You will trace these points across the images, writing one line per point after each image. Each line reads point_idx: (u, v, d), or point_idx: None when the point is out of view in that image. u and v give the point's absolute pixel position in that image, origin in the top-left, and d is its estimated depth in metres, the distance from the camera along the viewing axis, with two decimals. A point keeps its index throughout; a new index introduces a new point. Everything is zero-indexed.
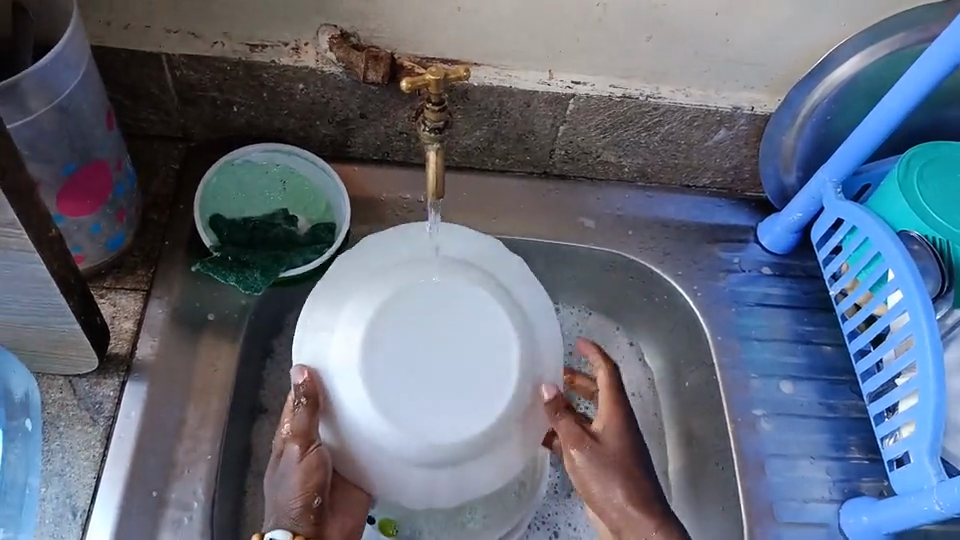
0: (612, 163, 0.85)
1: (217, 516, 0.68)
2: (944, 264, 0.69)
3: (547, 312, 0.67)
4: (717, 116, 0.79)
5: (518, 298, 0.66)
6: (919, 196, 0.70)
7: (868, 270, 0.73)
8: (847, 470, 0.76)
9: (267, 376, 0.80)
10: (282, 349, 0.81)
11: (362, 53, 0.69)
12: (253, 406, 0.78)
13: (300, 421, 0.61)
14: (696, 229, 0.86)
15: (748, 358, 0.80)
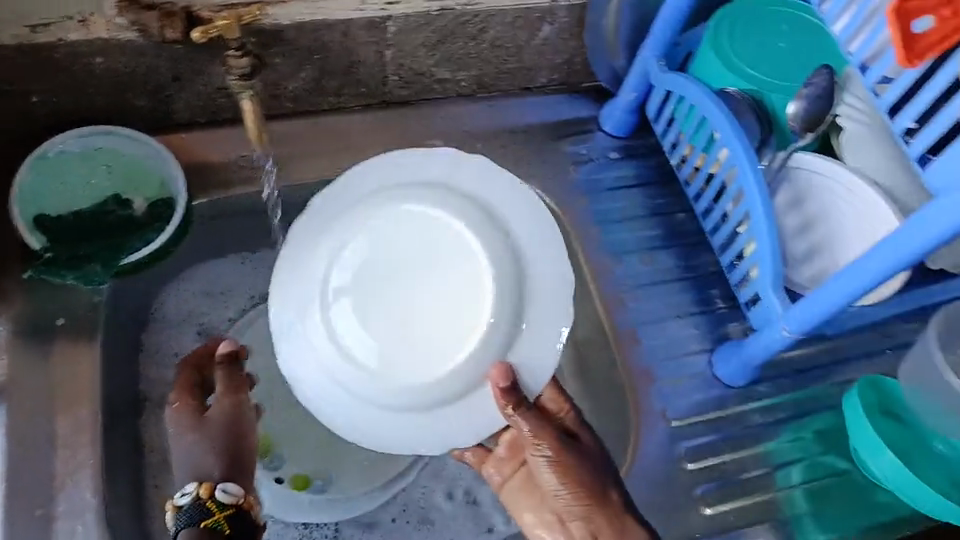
0: (448, 79, 0.84)
1: (115, 513, 0.67)
2: (762, 115, 0.73)
3: (557, 288, 0.62)
4: (537, 14, 0.79)
5: (528, 270, 0.63)
6: (731, 54, 0.73)
7: (701, 134, 0.76)
8: (713, 321, 0.82)
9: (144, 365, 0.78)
10: (152, 334, 0.79)
11: (153, 13, 0.65)
12: (134, 398, 0.75)
13: (226, 376, 0.65)
14: (540, 128, 0.88)
15: (609, 239, 0.84)
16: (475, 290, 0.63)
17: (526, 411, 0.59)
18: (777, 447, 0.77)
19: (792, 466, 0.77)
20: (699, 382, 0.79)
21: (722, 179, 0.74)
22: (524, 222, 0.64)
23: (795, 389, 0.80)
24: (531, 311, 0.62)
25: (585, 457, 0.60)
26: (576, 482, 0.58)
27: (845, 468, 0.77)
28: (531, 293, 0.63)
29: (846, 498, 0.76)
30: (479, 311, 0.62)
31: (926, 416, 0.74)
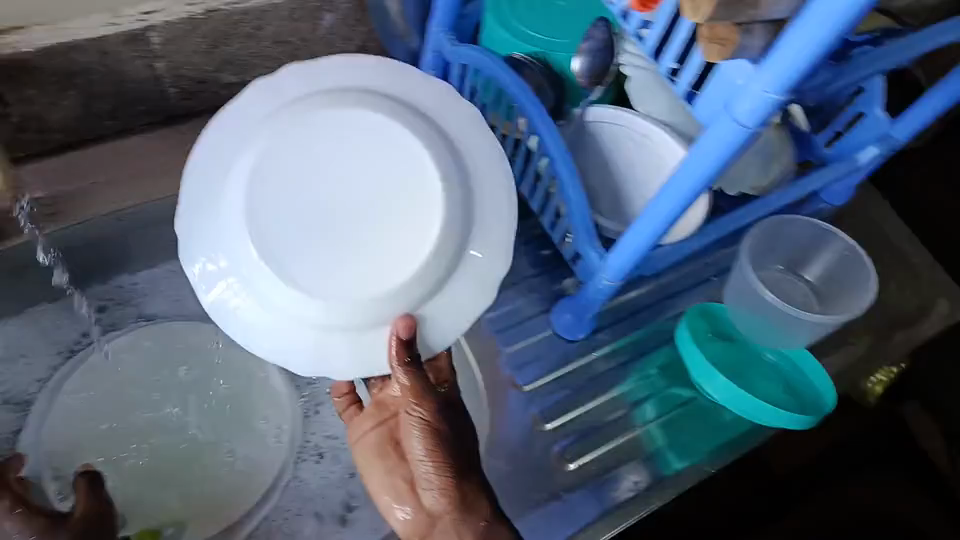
0: (235, 83, 0.80)
1: None
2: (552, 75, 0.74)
3: (501, 217, 0.59)
4: (314, 3, 0.76)
5: (475, 198, 0.59)
6: (515, 23, 0.75)
7: (501, 103, 0.77)
8: (548, 280, 0.85)
9: None
10: None
11: None
12: None
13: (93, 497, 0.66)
14: None
15: None
16: (418, 216, 0.57)
17: (416, 369, 0.57)
18: (629, 386, 0.82)
19: (643, 403, 0.81)
20: (543, 343, 0.82)
21: (526, 143, 0.75)
22: (473, 145, 0.60)
23: (631, 330, 0.84)
24: (475, 246, 0.59)
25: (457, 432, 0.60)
26: (438, 451, 0.57)
27: (691, 395, 0.82)
28: (477, 227, 0.59)
29: (695, 423, 0.80)
30: (425, 230, 0.56)
31: (750, 332, 0.79)
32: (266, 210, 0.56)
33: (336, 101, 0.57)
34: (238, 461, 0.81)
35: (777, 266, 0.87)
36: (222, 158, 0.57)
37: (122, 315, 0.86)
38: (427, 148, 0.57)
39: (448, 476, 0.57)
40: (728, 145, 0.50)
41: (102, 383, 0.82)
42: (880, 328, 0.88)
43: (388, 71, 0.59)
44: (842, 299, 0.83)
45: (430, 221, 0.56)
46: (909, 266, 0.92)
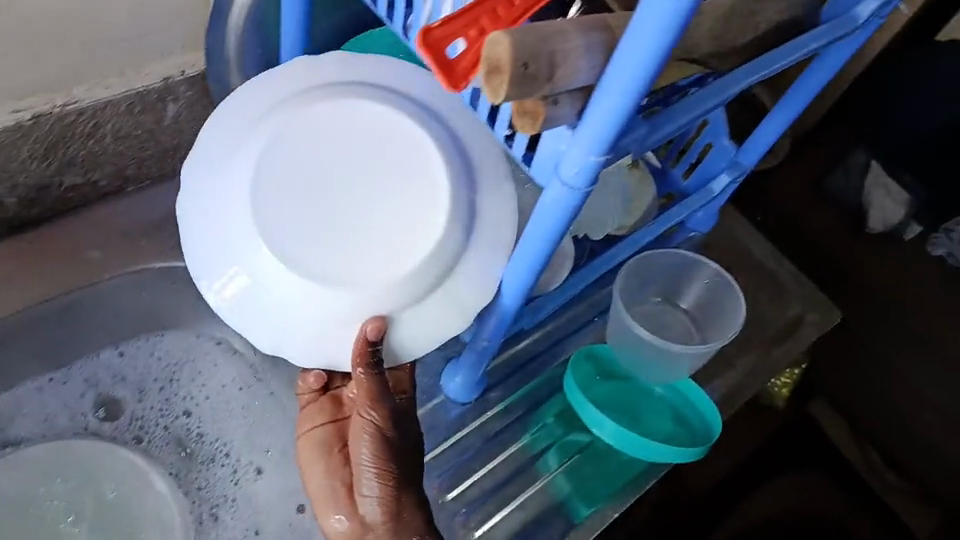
0: (82, 183, 0.80)
1: None
2: None
3: (503, 204, 0.63)
4: (153, 95, 0.75)
5: (480, 188, 0.63)
6: None
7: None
8: (442, 340, 0.84)
9: None
10: None
11: None
12: None
13: None
14: None
15: None
16: (421, 204, 0.61)
17: (374, 368, 0.60)
18: (530, 438, 0.82)
19: (546, 453, 0.81)
20: (438, 409, 0.81)
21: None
22: (471, 141, 0.64)
23: (524, 383, 0.84)
24: (479, 237, 0.62)
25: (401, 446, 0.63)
26: (380, 461, 0.62)
27: (589, 439, 0.82)
28: (480, 218, 0.62)
29: (596, 467, 0.81)
30: (431, 214, 0.60)
31: (636, 367, 0.81)
32: (273, 200, 0.59)
33: (335, 97, 0.62)
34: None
35: (654, 298, 0.90)
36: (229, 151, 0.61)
37: None
38: (427, 139, 0.62)
39: (388, 486, 0.62)
40: (565, 205, 0.50)
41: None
42: (758, 348, 0.92)
43: (392, 73, 0.65)
44: (718, 322, 0.86)
45: (434, 206, 0.61)
46: (779, 282, 0.96)
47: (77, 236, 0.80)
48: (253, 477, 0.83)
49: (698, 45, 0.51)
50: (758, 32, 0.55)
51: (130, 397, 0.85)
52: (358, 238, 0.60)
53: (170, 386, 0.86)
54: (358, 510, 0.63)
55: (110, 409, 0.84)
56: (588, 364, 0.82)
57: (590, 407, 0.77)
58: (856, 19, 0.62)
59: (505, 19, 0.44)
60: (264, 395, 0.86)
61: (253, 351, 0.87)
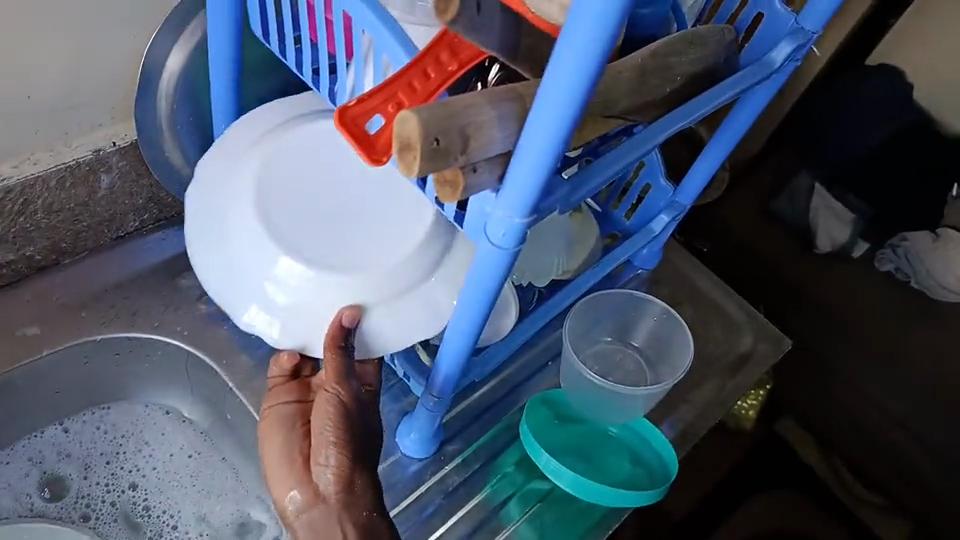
0: (17, 259, 0.78)
1: None
2: None
3: None
4: (85, 167, 0.75)
5: None
6: None
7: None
8: (396, 394, 0.83)
9: None
10: None
11: None
12: None
13: None
14: (151, 273, 0.83)
15: (261, 362, 0.80)
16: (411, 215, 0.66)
17: (346, 355, 0.62)
18: (491, 489, 0.80)
19: (508, 503, 0.80)
20: (393, 467, 0.79)
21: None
22: None
23: (481, 433, 0.83)
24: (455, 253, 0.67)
25: (361, 426, 0.61)
26: (340, 436, 0.59)
27: (549, 486, 0.81)
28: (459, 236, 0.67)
29: (558, 514, 0.80)
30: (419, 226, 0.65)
31: (590, 410, 0.80)
32: (274, 191, 0.65)
33: None
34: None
35: (606, 338, 0.90)
36: (240, 146, 0.67)
37: None
38: None
39: (346, 458, 0.59)
40: (496, 267, 0.50)
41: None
42: (714, 380, 0.92)
43: None
44: (669, 360, 0.86)
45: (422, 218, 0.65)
46: (729, 314, 0.98)
47: (14, 311, 0.78)
48: None
49: (616, 101, 0.53)
50: (676, 83, 0.57)
51: (75, 474, 0.82)
52: (349, 233, 0.65)
53: (116, 459, 0.83)
54: (314, 481, 0.60)
55: (54, 489, 0.81)
56: (544, 409, 0.81)
57: (547, 456, 0.76)
58: (771, 63, 0.66)
59: (420, 93, 0.45)
60: (217, 461, 0.84)
61: (202, 417, 0.85)
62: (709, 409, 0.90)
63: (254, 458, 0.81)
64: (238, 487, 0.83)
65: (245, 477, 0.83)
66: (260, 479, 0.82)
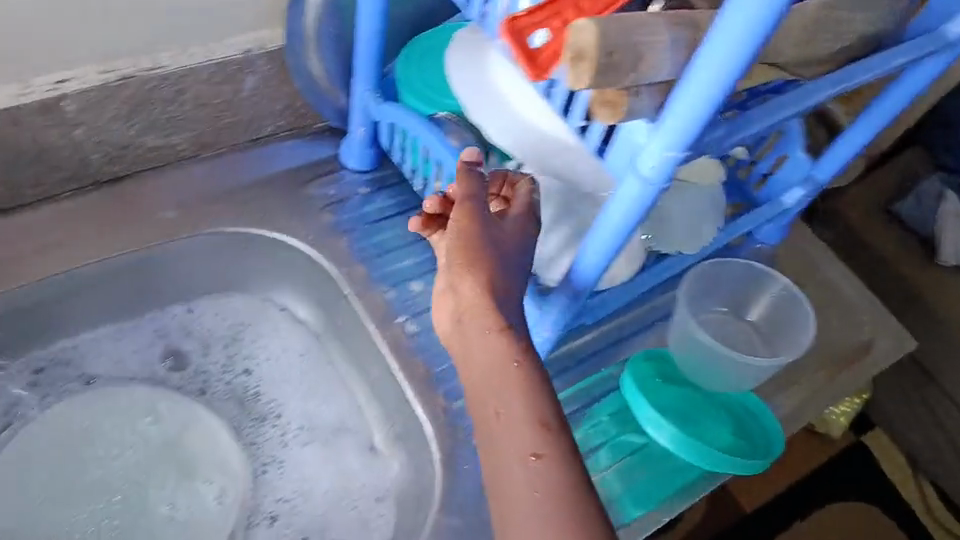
0: (161, 145, 0.82)
1: None
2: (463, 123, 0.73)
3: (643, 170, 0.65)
4: (234, 66, 0.78)
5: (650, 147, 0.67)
6: (419, 81, 0.76)
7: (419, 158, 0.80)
8: None
9: None
10: None
11: None
12: None
13: None
14: (282, 177, 0.87)
15: (374, 273, 0.83)
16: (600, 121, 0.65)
17: (472, 174, 0.61)
18: (583, 434, 0.80)
19: (598, 451, 0.79)
20: None
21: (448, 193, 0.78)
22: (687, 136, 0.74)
23: (578, 380, 0.84)
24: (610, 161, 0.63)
25: (494, 243, 0.59)
26: (462, 259, 0.58)
27: (643, 442, 0.79)
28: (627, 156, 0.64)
29: (649, 469, 0.78)
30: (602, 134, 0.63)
31: (697, 376, 0.79)
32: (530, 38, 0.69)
33: None
34: (179, 515, 0.80)
35: (720, 308, 0.87)
36: None
37: (60, 376, 0.83)
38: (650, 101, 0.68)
39: (465, 277, 0.57)
40: (639, 203, 0.49)
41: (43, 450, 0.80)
42: (825, 366, 0.88)
43: None
44: (786, 337, 0.83)
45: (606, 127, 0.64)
46: (848, 301, 0.93)
47: (152, 196, 0.82)
48: (302, 441, 0.85)
49: (785, 49, 0.50)
50: (847, 43, 0.54)
51: (196, 350, 0.88)
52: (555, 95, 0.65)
53: (233, 345, 0.88)
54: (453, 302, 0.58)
55: (177, 360, 0.87)
56: (646, 366, 0.80)
57: (655, 413, 0.76)
58: (944, 36, 0.61)
59: (589, 11, 0.45)
60: (326, 366, 0.88)
61: (316, 319, 0.89)
62: (817, 393, 0.86)
63: (363, 369, 0.85)
64: (342, 393, 0.87)
65: (347, 382, 0.87)
66: (362, 388, 0.86)
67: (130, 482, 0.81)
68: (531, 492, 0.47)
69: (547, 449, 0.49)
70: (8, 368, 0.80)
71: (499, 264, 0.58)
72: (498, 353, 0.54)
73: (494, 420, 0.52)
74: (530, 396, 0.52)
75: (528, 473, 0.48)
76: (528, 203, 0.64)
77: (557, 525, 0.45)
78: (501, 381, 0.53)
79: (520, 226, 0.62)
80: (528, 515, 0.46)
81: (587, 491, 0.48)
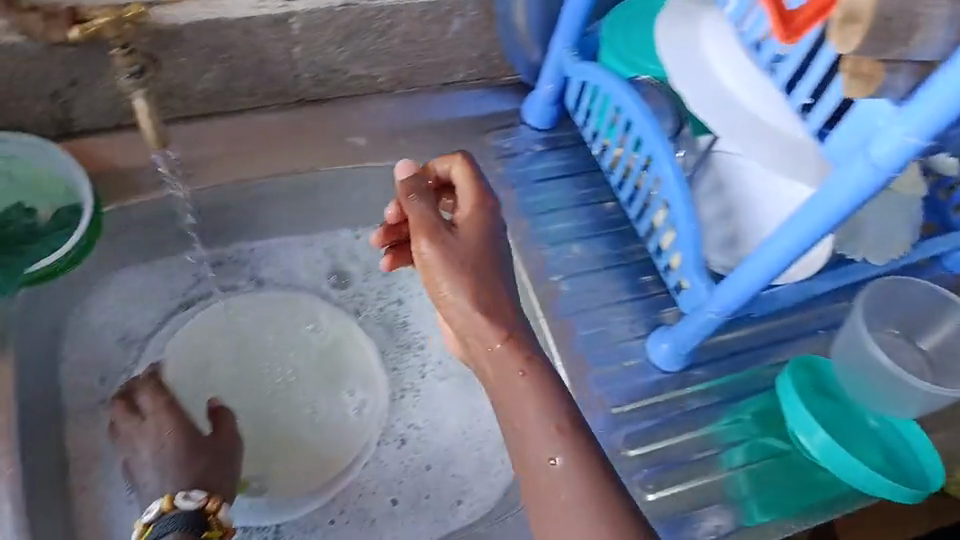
0: (363, 76, 0.85)
1: (35, 526, 0.68)
2: (672, 98, 0.76)
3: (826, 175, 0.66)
4: (446, 7, 0.80)
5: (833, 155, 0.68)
6: (622, 45, 0.77)
7: (604, 121, 0.79)
8: (649, 305, 0.84)
9: (65, 351, 0.81)
10: (73, 333, 0.81)
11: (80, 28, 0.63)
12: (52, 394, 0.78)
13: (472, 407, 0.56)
14: (464, 123, 0.89)
15: (535, 231, 0.86)
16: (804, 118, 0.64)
17: (417, 198, 0.61)
18: (722, 428, 0.79)
19: (734, 448, 0.78)
20: (636, 370, 0.81)
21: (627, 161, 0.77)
22: None
23: (724, 372, 0.82)
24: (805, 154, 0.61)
25: (473, 253, 0.58)
26: (442, 270, 0.57)
27: (787, 448, 0.78)
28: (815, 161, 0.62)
29: (790, 477, 0.76)
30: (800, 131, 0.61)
31: (861, 394, 0.75)
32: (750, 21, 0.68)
33: None
34: (318, 417, 0.86)
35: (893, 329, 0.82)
36: None
37: (237, 273, 0.90)
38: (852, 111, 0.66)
39: (448, 280, 0.57)
40: (860, 188, 0.47)
41: (213, 336, 0.87)
42: None
43: None
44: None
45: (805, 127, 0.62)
46: None
47: (345, 122, 0.86)
48: (439, 376, 0.89)
49: None
50: None
51: (358, 273, 0.92)
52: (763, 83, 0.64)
53: (392, 275, 0.93)
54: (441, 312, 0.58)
55: (340, 278, 0.92)
56: (803, 374, 0.78)
57: (809, 415, 0.74)
58: None
59: None
60: None
61: None
62: None
63: None
64: None
65: None
66: None
67: (283, 379, 0.87)
68: (557, 494, 0.52)
69: (565, 451, 0.53)
70: (195, 256, 0.87)
71: (470, 269, 0.57)
72: (505, 363, 0.55)
73: (514, 426, 0.55)
74: (544, 398, 0.54)
75: (552, 477, 0.53)
76: (484, 218, 0.61)
77: (584, 525, 0.51)
78: (511, 391, 0.55)
79: (488, 224, 0.61)
80: (559, 515, 0.52)
81: (609, 486, 0.52)
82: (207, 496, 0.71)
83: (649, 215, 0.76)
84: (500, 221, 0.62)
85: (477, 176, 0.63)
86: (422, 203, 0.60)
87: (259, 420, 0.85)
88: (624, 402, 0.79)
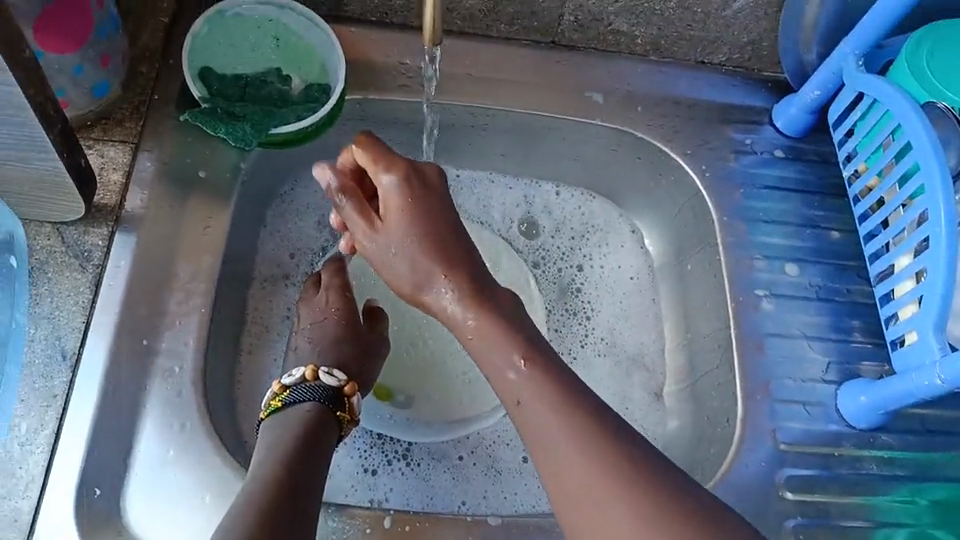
0: (623, 33, 0.81)
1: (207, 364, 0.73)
2: None
3: None
4: None
5: None
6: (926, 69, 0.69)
7: (871, 145, 0.73)
8: (848, 353, 0.77)
9: (268, 217, 0.85)
10: (279, 204, 0.86)
11: None
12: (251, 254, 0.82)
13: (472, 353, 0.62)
14: (707, 108, 0.84)
15: (752, 238, 0.80)
16: None
17: (347, 199, 0.66)
18: (885, 505, 0.72)
19: (897, 529, 0.71)
20: (818, 414, 0.75)
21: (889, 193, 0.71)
22: None
23: (918, 448, 0.74)
24: None
25: (401, 251, 0.63)
26: (386, 265, 0.65)
27: None
28: None
29: None
30: None
31: None
32: None
33: None
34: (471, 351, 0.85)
35: None
36: None
37: None
38: None
39: (394, 274, 0.65)
40: None
41: None
42: None
43: None
44: None
45: None
46: None
47: (590, 75, 0.83)
48: (599, 349, 0.86)
49: None
50: None
51: (549, 228, 0.91)
52: None
53: (579, 240, 0.91)
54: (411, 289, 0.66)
55: (528, 228, 0.91)
56: None
57: None
58: None
59: None
60: (649, 299, 0.88)
61: (661, 254, 0.89)
62: None
63: (687, 321, 0.85)
64: (654, 332, 0.87)
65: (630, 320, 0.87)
66: (672, 334, 0.86)
67: None
68: (537, 429, 0.55)
69: (526, 383, 0.57)
70: None
71: (410, 255, 0.62)
72: (457, 318, 0.62)
73: (492, 372, 0.60)
74: (502, 331, 0.59)
75: (539, 418, 0.55)
76: (397, 210, 0.62)
77: (574, 457, 0.52)
78: (471, 338, 0.61)
79: (411, 206, 0.62)
80: (551, 452, 0.54)
81: (589, 415, 0.54)
82: (347, 380, 0.73)
83: (893, 257, 0.70)
84: (420, 192, 0.62)
85: (383, 151, 0.61)
86: (351, 209, 0.65)
87: (415, 338, 0.86)
88: (796, 441, 0.73)
